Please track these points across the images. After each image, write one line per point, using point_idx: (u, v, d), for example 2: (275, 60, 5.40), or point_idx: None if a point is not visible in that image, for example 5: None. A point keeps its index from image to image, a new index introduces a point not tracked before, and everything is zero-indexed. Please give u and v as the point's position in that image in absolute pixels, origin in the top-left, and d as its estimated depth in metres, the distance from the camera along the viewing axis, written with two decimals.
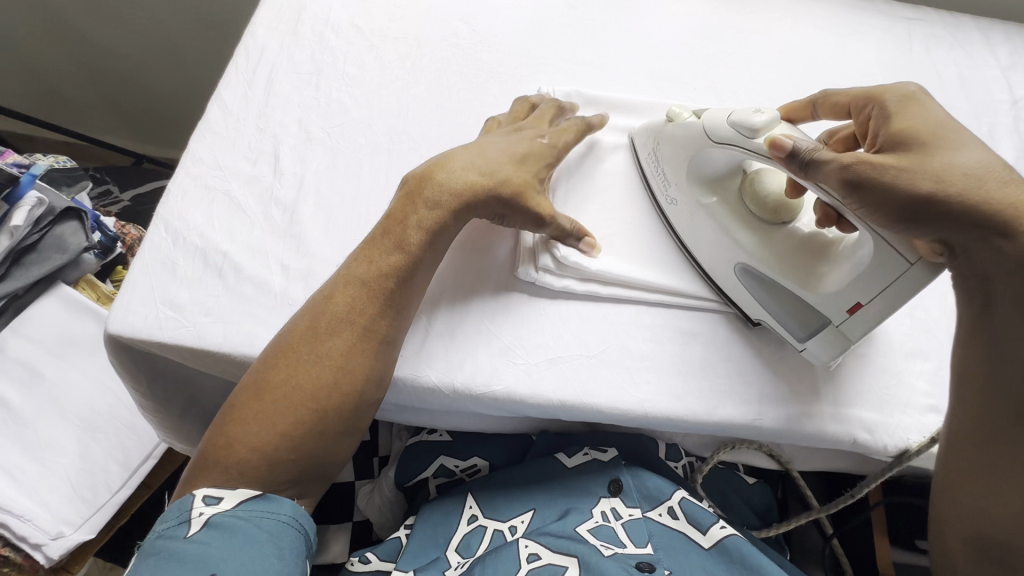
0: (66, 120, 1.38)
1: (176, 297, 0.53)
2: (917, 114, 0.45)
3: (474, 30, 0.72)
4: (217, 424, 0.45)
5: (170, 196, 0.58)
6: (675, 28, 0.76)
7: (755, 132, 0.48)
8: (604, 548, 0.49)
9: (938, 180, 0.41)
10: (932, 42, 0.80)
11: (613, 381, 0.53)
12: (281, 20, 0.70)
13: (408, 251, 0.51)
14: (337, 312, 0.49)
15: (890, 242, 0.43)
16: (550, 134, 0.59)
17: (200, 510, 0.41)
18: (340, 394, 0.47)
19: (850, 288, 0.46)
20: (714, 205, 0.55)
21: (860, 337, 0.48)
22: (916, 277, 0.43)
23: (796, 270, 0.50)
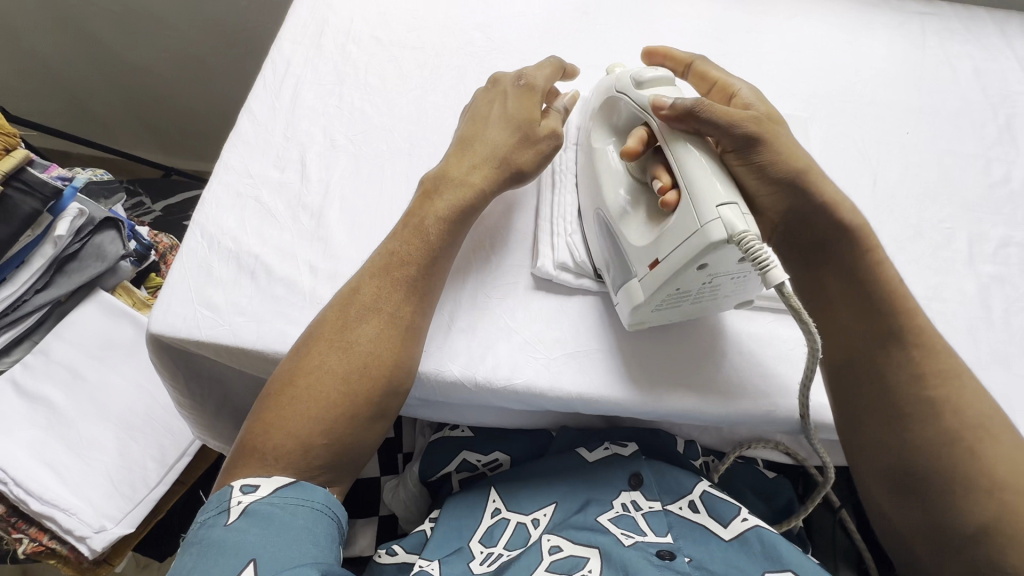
0: (101, 137, 1.45)
1: (212, 298, 0.56)
2: (759, 99, 0.55)
3: (490, 38, 0.75)
4: (254, 417, 0.48)
5: (205, 204, 0.61)
6: (685, 29, 0.78)
7: (640, 85, 0.53)
8: (624, 537, 0.50)
9: (796, 150, 0.51)
10: (946, 36, 0.80)
11: (636, 371, 0.55)
12: (305, 35, 0.73)
13: (429, 242, 0.54)
14: (364, 301, 0.52)
15: (694, 204, 0.46)
16: (528, 73, 0.62)
17: (238, 500, 0.43)
18: (370, 378, 0.49)
19: (654, 243, 0.49)
20: (611, 149, 0.57)
21: (647, 298, 0.50)
22: (703, 237, 0.44)
23: (634, 222, 0.52)
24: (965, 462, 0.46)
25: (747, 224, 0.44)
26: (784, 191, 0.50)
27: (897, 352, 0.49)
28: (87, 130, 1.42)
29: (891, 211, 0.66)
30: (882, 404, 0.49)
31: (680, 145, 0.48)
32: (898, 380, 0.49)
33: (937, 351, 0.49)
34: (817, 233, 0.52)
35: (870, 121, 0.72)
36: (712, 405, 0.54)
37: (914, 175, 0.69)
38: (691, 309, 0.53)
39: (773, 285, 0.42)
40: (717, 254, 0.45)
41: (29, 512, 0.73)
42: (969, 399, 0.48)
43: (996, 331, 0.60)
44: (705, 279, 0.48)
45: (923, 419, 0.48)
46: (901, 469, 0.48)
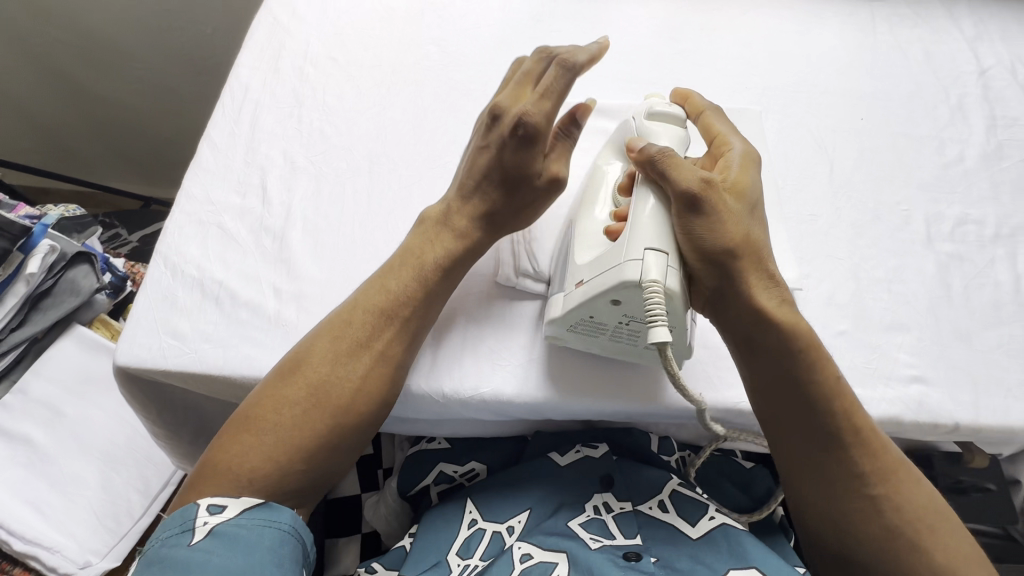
0: (77, 173, 1.43)
1: (177, 327, 0.56)
2: (741, 166, 0.53)
3: (445, 52, 0.76)
4: (226, 435, 0.48)
5: (168, 233, 0.61)
6: (639, 31, 0.79)
7: (648, 117, 0.56)
8: (592, 542, 0.52)
9: (744, 233, 0.49)
10: (896, 22, 0.82)
11: (601, 386, 0.56)
12: (262, 59, 0.74)
13: (425, 280, 0.54)
14: (356, 335, 0.52)
15: (625, 243, 0.47)
16: (529, 111, 0.52)
17: (204, 520, 0.43)
18: (355, 413, 0.50)
19: (590, 263, 0.50)
20: (614, 169, 0.57)
21: (562, 316, 0.52)
22: (621, 270, 0.46)
23: (585, 235, 0.53)
24: (910, 558, 0.46)
25: (663, 274, 0.45)
26: (715, 269, 0.48)
27: (835, 451, 0.48)
28: (61, 166, 1.40)
29: (849, 196, 0.67)
30: (828, 498, 0.48)
31: (642, 191, 0.50)
32: (840, 476, 0.48)
33: (879, 447, 0.49)
34: (745, 319, 0.49)
35: (824, 110, 0.73)
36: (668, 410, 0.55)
37: (870, 160, 0.70)
38: (608, 345, 0.54)
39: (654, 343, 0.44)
40: (629, 293, 0.47)
41: (12, 552, 0.73)
42: (911, 494, 0.48)
43: (957, 308, 0.61)
44: (620, 317, 0.50)
45: (867, 516, 0.47)
46: (840, 559, 0.48)
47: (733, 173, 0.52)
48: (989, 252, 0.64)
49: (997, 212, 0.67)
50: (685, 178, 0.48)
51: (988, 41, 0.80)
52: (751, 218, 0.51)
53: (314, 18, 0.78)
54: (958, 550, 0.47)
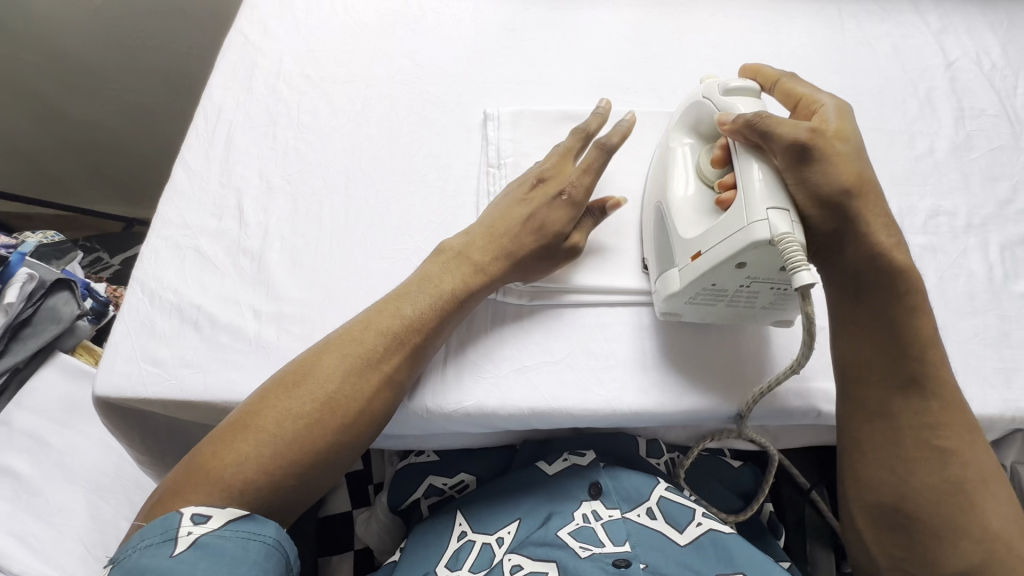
0: (57, 196, 1.41)
1: (157, 353, 0.56)
2: (839, 117, 0.54)
3: (418, 64, 0.76)
4: (217, 441, 0.48)
5: (144, 258, 0.61)
6: (611, 36, 0.79)
7: (726, 91, 0.56)
8: (581, 551, 0.52)
9: (856, 173, 0.51)
10: (863, 17, 0.83)
11: (683, 360, 0.58)
12: (235, 79, 0.74)
13: (438, 304, 0.55)
14: (364, 352, 0.52)
15: (742, 204, 0.49)
16: (570, 184, 0.59)
17: (187, 530, 0.42)
18: (354, 432, 0.50)
19: (703, 234, 0.51)
20: (686, 149, 0.59)
21: (682, 288, 0.53)
22: (746, 232, 0.47)
23: (684, 214, 0.55)
24: (962, 509, 0.50)
25: (790, 227, 0.47)
26: (836, 212, 0.50)
27: (917, 400, 0.51)
28: (42, 190, 1.38)
29: None
30: (895, 448, 0.52)
31: (746, 160, 0.51)
32: (911, 427, 0.51)
33: (954, 405, 0.52)
34: (858, 259, 0.51)
35: None
36: (758, 383, 0.57)
37: None
38: (724, 311, 0.56)
39: (801, 287, 0.45)
40: (758, 253, 0.48)
41: None
42: (976, 456, 0.51)
43: (932, 300, 0.61)
44: (742, 281, 0.51)
45: (930, 467, 0.51)
46: (893, 507, 0.51)
47: (834, 120, 0.54)
48: (962, 242, 0.65)
49: (968, 203, 0.68)
50: (790, 129, 0.50)
51: (954, 33, 0.82)
52: (861, 160, 0.52)
53: (286, 36, 0.78)
54: (1002, 510, 0.51)
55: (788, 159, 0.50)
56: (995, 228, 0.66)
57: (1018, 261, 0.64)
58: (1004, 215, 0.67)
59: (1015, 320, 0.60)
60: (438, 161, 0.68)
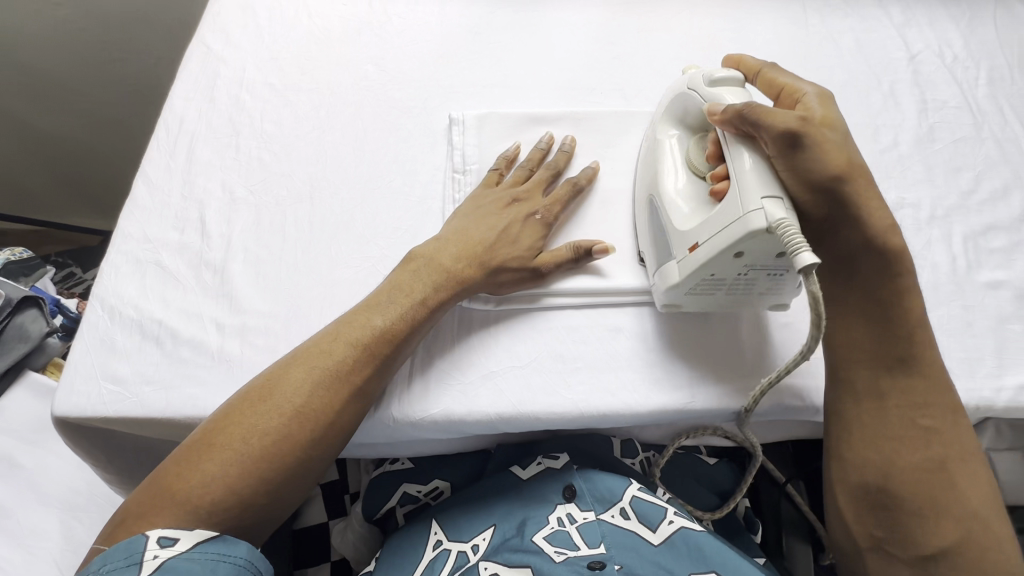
0: (28, 211, 1.37)
1: (118, 371, 0.55)
2: (822, 107, 0.54)
3: (384, 70, 0.75)
4: (180, 460, 0.46)
5: (104, 274, 0.60)
6: (577, 37, 0.79)
7: (711, 83, 0.55)
8: (556, 555, 0.51)
9: (845, 160, 0.51)
10: (827, 12, 0.83)
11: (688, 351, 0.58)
12: (197, 90, 0.73)
13: (408, 312, 0.54)
14: (335, 364, 0.50)
15: (735, 194, 0.49)
16: (544, 208, 0.61)
17: (154, 553, 0.41)
18: (323, 444, 0.49)
19: (700, 226, 0.51)
20: (673, 141, 0.60)
21: (681, 280, 0.53)
22: (743, 221, 0.47)
23: (681, 206, 0.55)
24: (945, 488, 0.49)
25: (786, 214, 0.47)
26: (825, 197, 0.51)
27: (903, 377, 0.52)
28: (16, 206, 1.34)
29: None
30: (879, 426, 0.51)
31: (736, 150, 0.51)
32: (896, 402, 0.51)
33: (939, 385, 0.52)
34: (854, 240, 0.52)
35: None
36: (722, 380, 0.57)
37: None
38: (722, 300, 0.56)
39: (804, 268, 0.45)
40: (755, 242, 0.47)
41: None
42: (957, 435, 0.51)
43: None
44: (740, 269, 0.51)
45: (913, 445, 0.50)
46: (876, 486, 0.51)
47: (821, 109, 0.53)
48: (926, 234, 0.65)
49: (931, 194, 0.68)
50: (780, 119, 0.49)
51: (917, 27, 0.82)
52: (848, 146, 0.52)
53: (249, 45, 0.77)
54: (983, 489, 0.50)
55: (779, 147, 0.50)
56: (958, 219, 0.67)
57: (981, 251, 0.65)
58: (967, 206, 0.68)
59: (979, 310, 0.61)
60: (404, 167, 0.68)
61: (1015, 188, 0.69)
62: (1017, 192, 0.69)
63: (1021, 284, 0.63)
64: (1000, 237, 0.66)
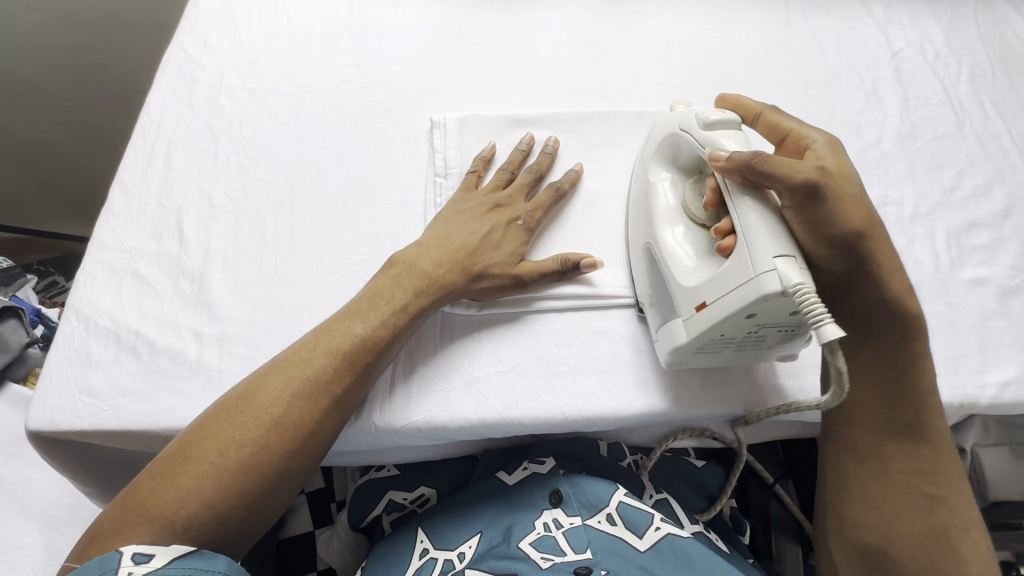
0: (9, 219, 1.34)
1: (93, 384, 0.54)
2: (831, 154, 0.52)
3: (365, 73, 0.74)
4: (154, 474, 0.45)
5: (79, 284, 0.59)
6: (559, 38, 0.79)
7: (706, 126, 0.53)
8: (542, 562, 0.51)
9: (861, 214, 0.49)
10: (809, 11, 0.83)
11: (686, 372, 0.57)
12: (174, 95, 0.72)
13: (388, 319, 0.53)
14: (313, 374, 0.50)
15: (746, 253, 0.45)
16: (526, 213, 0.60)
17: (128, 570, 0.39)
18: (301, 456, 0.48)
19: (707, 284, 0.48)
20: (665, 184, 0.57)
21: (688, 340, 0.50)
22: (756, 284, 0.44)
23: (684, 258, 0.52)
24: (946, 558, 0.49)
25: (801, 276, 0.43)
26: (842, 253, 0.49)
27: (909, 444, 0.51)
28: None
29: None
30: (881, 488, 0.51)
31: (740, 201, 0.47)
32: (900, 469, 0.51)
33: (945, 454, 0.51)
34: (870, 301, 0.51)
35: None
36: (706, 380, 0.57)
37: None
38: (730, 356, 0.53)
39: (826, 340, 0.42)
40: (767, 305, 0.44)
41: None
42: (961, 504, 0.51)
43: None
44: (751, 328, 0.48)
45: (916, 512, 0.50)
46: (874, 549, 0.51)
47: (829, 158, 0.51)
48: (909, 231, 0.65)
49: (914, 192, 0.68)
50: (796, 170, 0.47)
51: (899, 24, 0.82)
52: (864, 199, 0.50)
53: (228, 49, 0.76)
54: (987, 560, 0.49)
55: (796, 201, 0.47)
56: (941, 216, 0.67)
57: (963, 248, 0.65)
58: (949, 203, 0.68)
59: (962, 307, 0.61)
60: (385, 172, 0.67)
61: (997, 185, 0.69)
62: (998, 188, 0.69)
63: (1004, 281, 0.63)
64: (982, 234, 0.66)
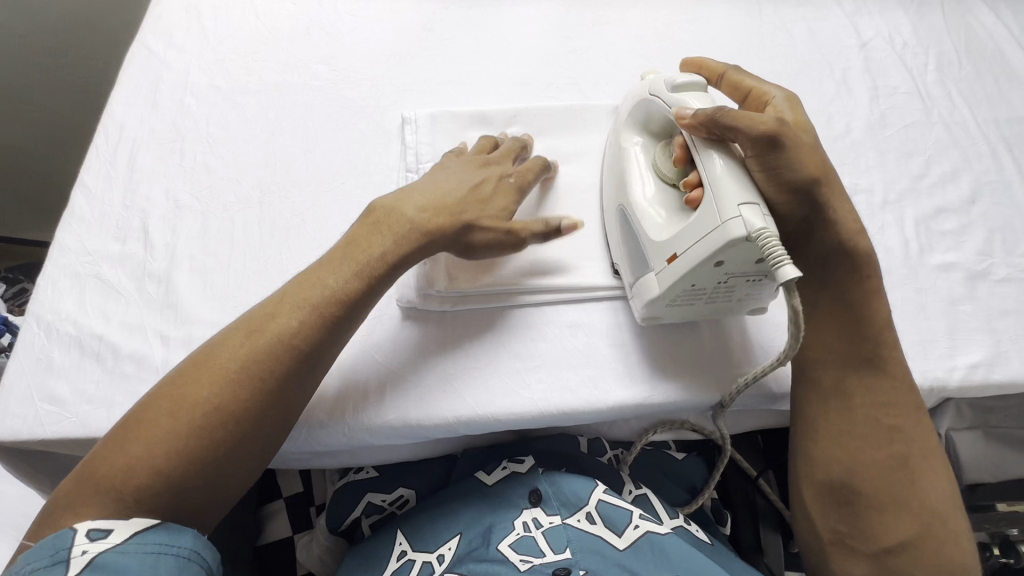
0: None
1: (55, 391, 0.53)
2: (789, 108, 0.54)
3: (335, 69, 0.73)
4: (111, 444, 0.43)
5: (40, 290, 0.58)
6: (532, 32, 0.78)
7: (674, 88, 0.54)
8: (521, 563, 0.51)
9: (819, 162, 0.51)
10: (780, 2, 0.83)
11: (661, 364, 0.57)
12: (138, 94, 0.70)
13: (360, 275, 0.50)
14: (277, 332, 0.47)
15: (715, 199, 0.46)
16: (515, 173, 0.59)
17: (83, 549, 0.39)
18: (259, 416, 0.45)
19: (678, 235, 0.49)
20: (637, 149, 0.58)
21: (661, 292, 0.51)
22: (723, 232, 0.45)
23: (655, 217, 0.53)
24: (903, 485, 0.51)
25: (765, 222, 0.45)
26: (801, 199, 0.51)
27: (871, 377, 0.52)
28: None
29: None
30: (843, 424, 0.52)
31: (707, 155, 0.48)
32: (861, 402, 0.52)
33: (902, 384, 0.53)
34: (828, 242, 0.53)
35: None
36: (681, 372, 0.57)
37: None
38: (704, 309, 0.54)
39: (785, 281, 0.43)
40: (737, 251, 0.46)
41: None
42: (921, 433, 0.52)
43: None
44: (720, 278, 0.49)
45: (877, 443, 0.51)
46: (843, 483, 0.52)
47: (787, 110, 0.53)
48: (879, 219, 0.66)
49: (884, 179, 0.69)
50: (758, 121, 0.48)
51: (867, 15, 0.83)
52: (818, 148, 0.52)
53: (193, 46, 0.74)
54: (940, 486, 0.51)
55: (758, 148, 0.48)
56: (910, 203, 0.67)
57: (932, 234, 0.65)
58: (918, 190, 0.69)
59: (931, 292, 0.62)
60: (356, 169, 0.66)
61: (964, 171, 0.70)
62: (965, 174, 0.70)
63: (971, 265, 0.64)
64: (950, 220, 0.67)
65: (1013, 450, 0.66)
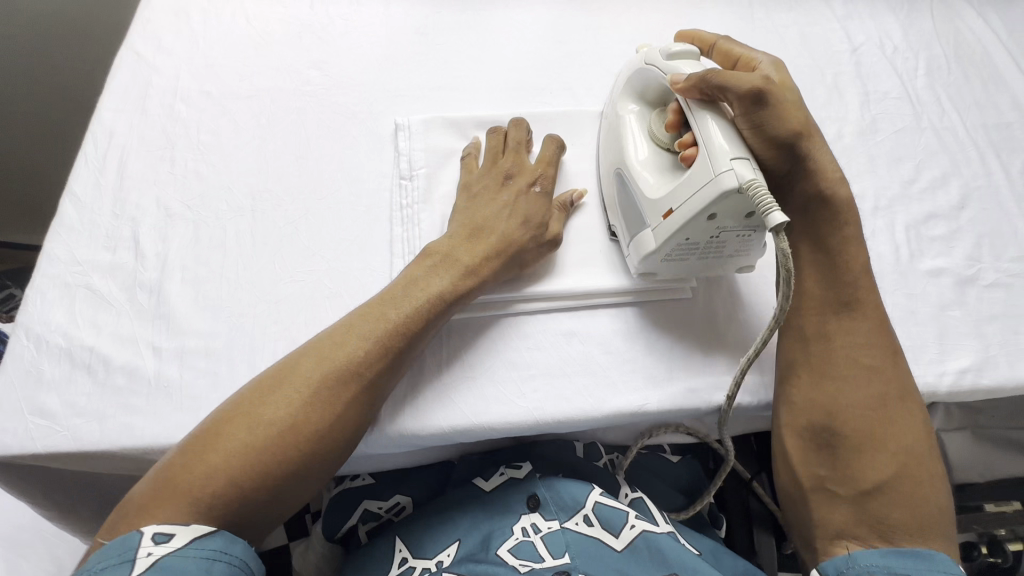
0: None
1: (46, 404, 0.52)
2: (777, 71, 0.56)
3: (327, 74, 0.73)
4: (184, 452, 0.44)
5: (29, 301, 0.57)
6: (525, 36, 0.78)
7: (668, 56, 0.56)
8: (521, 567, 0.51)
9: (803, 118, 0.53)
10: (771, 6, 0.84)
11: (652, 368, 0.58)
12: (127, 100, 0.70)
13: (423, 307, 0.52)
14: (349, 359, 0.49)
15: (708, 153, 0.49)
16: (541, 178, 0.62)
17: (148, 550, 0.39)
18: (330, 442, 0.47)
19: (673, 192, 0.52)
20: (633, 116, 0.60)
21: (656, 248, 0.54)
22: (717, 184, 0.48)
23: (652, 177, 0.55)
24: (881, 423, 0.50)
25: (755, 175, 0.48)
26: (784, 152, 0.53)
27: (847, 319, 0.53)
28: None
29: None
30: (823, 368, 0.52)
31: (701, 116, 0.51)
32: (836, 342, 0.52)
33: (874, 321, 0.53)
34: (807, 194, 0.54)
35: None
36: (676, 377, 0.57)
37: None
38: (694, 265, 0.57)
39: (773, 228, 0.45)
40: (728, 203, 0.48)
41: None
42: (899, 375, 0.52)
43: None
44: (712, 232, 0.52)
45: (856, 385, 0.51)
46: (824, 425, 0.51)
47: (775, 71, 0.56)
48: (870, 224, 0.67)
49: (875, 185, 0.70)
50: (744, 81, 0.51)
51: (858, 19, 0.84)
52: (801, 104, 0.55)
53: (182, 51, 0.74)
54: (917, 428, 0.50)
55: (744, 107, 0.51)
56: (900, 209, 0.68)
57: (922, 239, 0.66)
58: (908, 195, 0.69)
59: (922, 297, 0.62)
60: (350, 176, 0.66)
61: (953, 176, 0.71)
62: (954, 180, 0.71)
63: (961, 271, 0.65)
64: (940, 225, 0.67)
65: (1002, 451, 0.67)
